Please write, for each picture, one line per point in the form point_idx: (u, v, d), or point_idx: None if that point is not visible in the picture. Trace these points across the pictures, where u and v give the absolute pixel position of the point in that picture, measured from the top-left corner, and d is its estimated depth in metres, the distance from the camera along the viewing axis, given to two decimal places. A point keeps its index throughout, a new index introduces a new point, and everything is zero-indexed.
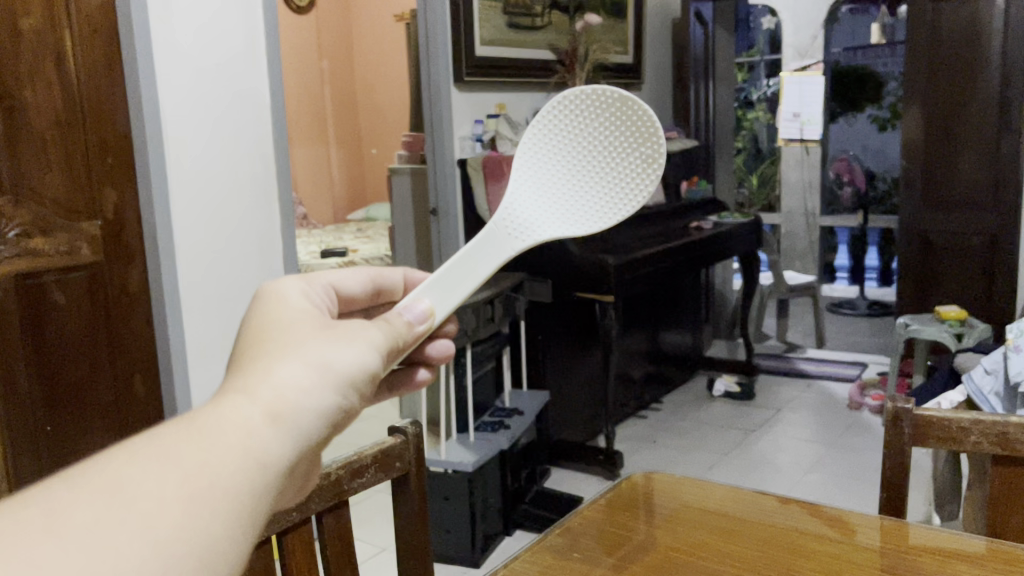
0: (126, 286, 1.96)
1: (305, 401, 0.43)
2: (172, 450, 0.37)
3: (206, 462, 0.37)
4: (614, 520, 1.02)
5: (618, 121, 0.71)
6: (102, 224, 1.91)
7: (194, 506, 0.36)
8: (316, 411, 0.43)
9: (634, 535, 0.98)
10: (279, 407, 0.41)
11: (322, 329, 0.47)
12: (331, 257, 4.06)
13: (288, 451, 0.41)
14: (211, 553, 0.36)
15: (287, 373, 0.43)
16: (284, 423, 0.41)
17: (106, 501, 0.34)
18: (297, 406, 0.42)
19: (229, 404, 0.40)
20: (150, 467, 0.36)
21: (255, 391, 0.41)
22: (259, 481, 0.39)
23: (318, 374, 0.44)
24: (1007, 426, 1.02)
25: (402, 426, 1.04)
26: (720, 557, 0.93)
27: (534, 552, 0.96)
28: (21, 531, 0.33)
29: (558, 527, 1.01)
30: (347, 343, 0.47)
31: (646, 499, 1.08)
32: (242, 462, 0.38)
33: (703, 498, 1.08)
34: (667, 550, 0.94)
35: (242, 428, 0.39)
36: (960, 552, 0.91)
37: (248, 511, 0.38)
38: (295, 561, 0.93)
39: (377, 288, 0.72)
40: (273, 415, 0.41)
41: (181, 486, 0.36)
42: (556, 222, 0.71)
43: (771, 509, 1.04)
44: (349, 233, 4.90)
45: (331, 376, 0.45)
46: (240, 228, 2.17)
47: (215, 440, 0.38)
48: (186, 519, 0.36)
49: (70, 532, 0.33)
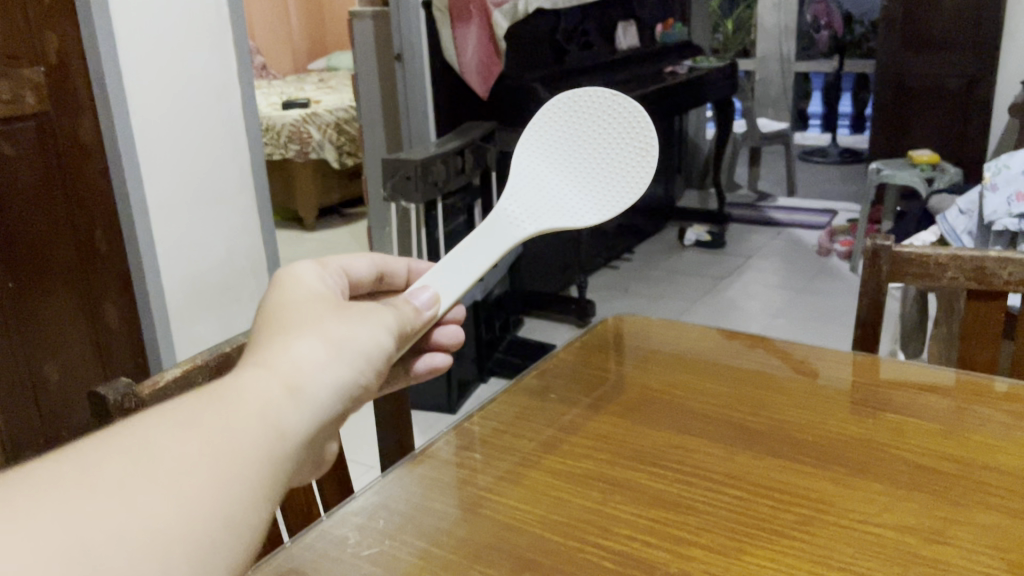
0: (77, 137, 1.87)
1: (323, 375, 0.45)
2: (200, 414, 0.39)
3: (229, 425, 0.39)
4: (588, 361, 1.03)
5: (610, 118, 0.74)
6: (46, 70, 1.81)
7: (219, 470, 0.37)
8: (334, 385, 0.45)
9: (608, 376, 0.98)
10: (297, 378, 0.43)
11: (334, 309, 0.49)
12: (294, 109, 3.93)
13: (306, 422, 0.43)
14: (235, 513, 0.37)
15: (304, 348, 0.45)
16: (301, 396, 0.43)
17: (137, 463, 0.36)
18: (315, 378, 0.44)
19: (248, 379, 0.42)
20: (179, 431, 0.38)
21: (274, 363, 0.44)
22: (279, 448, 0.40)
23: (334, 349, 0.46)
24: (985, 260, 1.01)
25: None
26: (694, 394, 0.93)
27: (509, 394, 0.96)
28: (57, 479, 0.34)
29: (534, 369, 1.01)
30: (360, 322, 0.49)
31: (618, 340, 1.08)
32: (262, 427, 0.40)
33: (676, 339, 1.08)
34: (641, 390, 0.95)
35: (263, 398, 0.41)
36: (931, 387, 0.92)
37: (268, 476, 0.39)
38: None
39: (383, 274, 0.70)
40: (290, 388, 0.43)
41: (205, 449, 0.38)
42: (557, 216, 0.73)
43: (745, 349, 1.04)
44: (310, 84, 4.73)
45: (347, 353, 0.47)
46: (198, 79, 2.04)
47: (237, 408, 0.40)
48: (209, 480, 0.37)
49: (103, 488, 0.34)
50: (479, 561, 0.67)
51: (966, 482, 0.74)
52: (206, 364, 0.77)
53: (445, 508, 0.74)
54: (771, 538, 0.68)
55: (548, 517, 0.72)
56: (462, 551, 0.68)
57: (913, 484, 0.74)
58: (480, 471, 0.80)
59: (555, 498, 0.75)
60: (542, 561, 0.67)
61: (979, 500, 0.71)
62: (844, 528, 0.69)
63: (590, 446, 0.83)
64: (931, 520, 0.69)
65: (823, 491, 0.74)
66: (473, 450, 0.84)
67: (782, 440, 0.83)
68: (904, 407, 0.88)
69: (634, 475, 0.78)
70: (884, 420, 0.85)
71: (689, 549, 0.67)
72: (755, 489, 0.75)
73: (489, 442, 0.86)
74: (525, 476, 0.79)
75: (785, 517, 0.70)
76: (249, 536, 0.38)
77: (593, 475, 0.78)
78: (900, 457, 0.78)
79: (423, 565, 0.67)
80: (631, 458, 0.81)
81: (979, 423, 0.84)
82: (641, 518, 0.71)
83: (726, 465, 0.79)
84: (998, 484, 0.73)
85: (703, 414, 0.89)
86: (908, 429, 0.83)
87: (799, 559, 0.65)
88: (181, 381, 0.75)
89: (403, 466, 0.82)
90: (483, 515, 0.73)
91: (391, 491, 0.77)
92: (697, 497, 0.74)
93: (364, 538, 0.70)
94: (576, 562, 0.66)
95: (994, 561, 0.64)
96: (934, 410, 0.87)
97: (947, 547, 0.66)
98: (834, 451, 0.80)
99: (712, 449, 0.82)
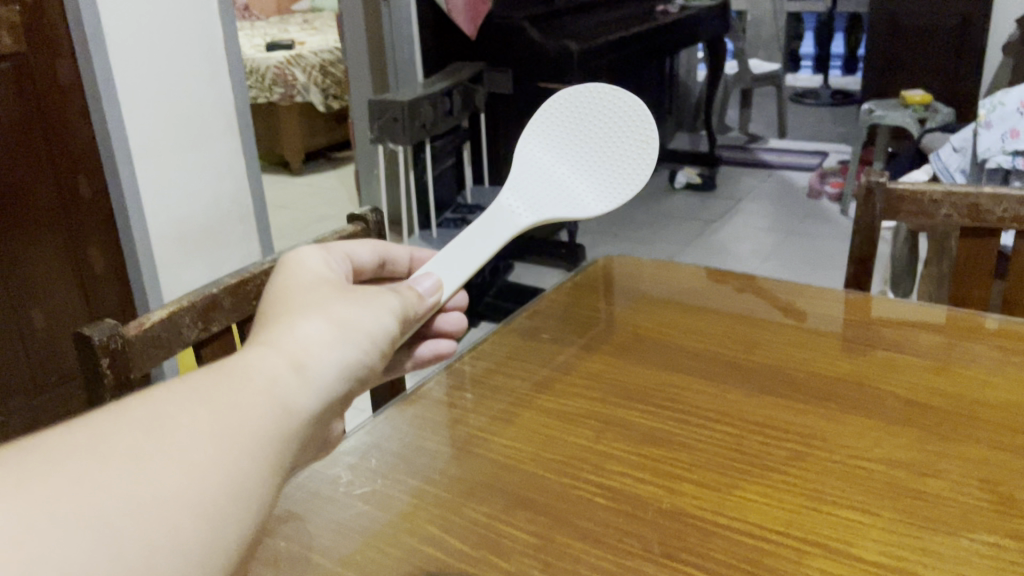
0: (57, 79, 1.83)
1: (328, 356, 0.43)
2: (208, 388, 0.36)
3: (239, 398, 0.37)
4: (579, 302, 1.02)
5: (611, 113, 0.74)
6: (21, 11, 1.76)
7: (230, 439, 0.35)
8: (339, 366, 0.43)
9: (599, 317, 0.98)
10: (302, 359, 0.41)
11: (337, 294, 0.48)
12: (278, 50, 3.86)
13: (314, 401, 0.40)
14: (245, 488, 0.34)
15: (308, 329, 0.43)
16: (307, 374, 0.41)
17: (146, 427, 0.33)
18: (320, 360, 0.42)
19: (255, 356, 0.40)
20: (187, 402, 0.35)
21: (279, 343, 0.42)
22: (287, 423, 0.38)
23: (338, 332, 0.44)
24: (979, 197, 1.01)
25: (362, 214, 0.96)
26: (687, 333, 0.93)
27: (501, 335, 0.95)
28: (61, 445, 0.31)
29: (526, 310, 1.00)
30: (363, 307, 0.47)
31: (609, 281, 1.07)
32: (271, 403, 0.38)
33: (667, 279, 1.07)
34: (633, 330, 0.94)
35: (270, 376, 0.39)
36: (923, 324, 0.92)
37: (279, 449, 0.37)
38: None
39: (384, 260, 0.67)
40: (298, 366, 0.41)
41: (216, 419, 0.35)
42: (558, 208, 0.72)
43: (736, 289, 1.04)
44: (294, 25, 4.63)
45: (352, 335, 0.45)
46: (178, 20, 1.95)
47: (246, 382, 0.38)
48: (222, 448, 0.34)
49: (109, 453, 0.31)
50: (471, 498, 0.67)
51: (956, 416, 0.74)
52: (192, 307, 0.76)
53: (437, 448, 0.74)
54: (764, 474, 0.68)
55: (540, 455, 0.72)
56: (454, 488, 0.68)
57: (905, 420, 0.74)
58: (471, 411, 0.80)
59: (547, 437, 0.75)
60: (534, 497, 0.67)
61: (969, 434, 0.72)
62: (836, 463, 0.69)
63: (582, 386, 0.83)
64: (922, 454, 0.69)
65: (816, 428, 0.74)
66: (465, 390, 0.84)
67: (775, 378, 0.83)
68: (895, 344, 0.88)
69: (627, 413, 0.78)
70: (876, 357, 0.86)
71: (682, 485, 0.67)
72: (748, 425, 0.75)
73: (481, 382, 0.85)
74: (517, 416, 0.79)
75: (774, 451, 0.71)
76: (262, 508, 0.35)
77: (585, 414, 0.78)
78: (892, 392, 0.79)
79: (416, 503, 0.67)
80: (622, 397, 0.81)
81: (970, 359, 0.84)
82: (634, 455, 0.72)
83: (718, 403, 0.79)
84: (988, 419, 0.74)
85: (695, 352, 0.89)
86: (900, 366, 0.83)
87: (792, 494, 0.66)
88: (168, 323, 0.74)
89: (394, 406, 0.81)
90: (476, 454, 0.73)
91: (383, 431, 0.77)
92: (689, 434, 0.74)
93: (356, 478, 0.70)
94: (568, 498, 0.67)
95: (984, 492, 0.64)
96: (925, 347, 0.87)
97: (937, 481, 0.66)
98: (827, 387, 0.80)
99: (703, 387, 0.82)
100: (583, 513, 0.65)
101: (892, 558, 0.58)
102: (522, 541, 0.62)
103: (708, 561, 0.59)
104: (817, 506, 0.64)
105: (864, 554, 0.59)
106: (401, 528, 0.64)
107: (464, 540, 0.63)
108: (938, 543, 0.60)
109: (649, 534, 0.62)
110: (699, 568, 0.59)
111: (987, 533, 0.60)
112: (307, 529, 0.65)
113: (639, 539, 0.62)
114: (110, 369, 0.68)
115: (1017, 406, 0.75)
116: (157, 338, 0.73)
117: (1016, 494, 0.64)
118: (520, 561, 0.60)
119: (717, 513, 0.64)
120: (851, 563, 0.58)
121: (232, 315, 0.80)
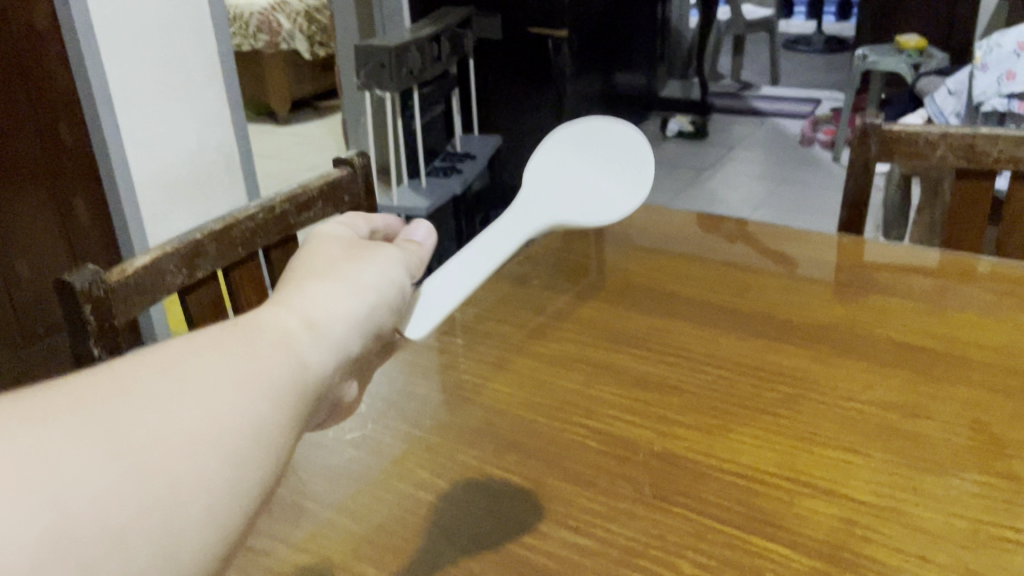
0: (32, 25, 1.79)
1: (343, 312, 0.39)
2: (220, 341, 0.33)
3: (254, 350, 0.34)
4: (570, 248, 1.01)
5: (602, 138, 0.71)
6: None
7: (245, 390, 0.32)
8: (354, 323, 0.40)
9: (592, 262, 0.97)
10: (316, 314, 0.38)
11: (346, 256, 0.44)
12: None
13: (330, 358, 0.37)
14: (264, 442, 0.31)
15: (322, 288, 0.40)
16: (321, 331, 0.38)
17: (158, 376, 0.30)
18: (335, 315, 0.39)
19: (266, 313, 0.37)
20: (197, 354, 0.32)
21: (292, 301, 0.38)
22: (305, 378, 0.35)
23: (352, 290, 0.41)
24: (975, 137, 1.00)
25: (347, 157, 0.94)
26: (679, 278, 0.92)
27: (492, 281, 0.94)
28: (66, 388, 0.28)
29: (516, 256, 0.99)
30: (374, 265, 0.44)
31: (601, 226, 1.06)
32: (286, 358, 0.35)
33: (659, 224, 1.06)
34: (625, 276, 0.93)
35: (284, 329, 0.36)
36: (917, 268, 0.91)
37: (297, 405, 0.34)
38: (246, 299, 0.84)
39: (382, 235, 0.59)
40: (311, 323, 0.38)
41: (228, 370, 0.32)
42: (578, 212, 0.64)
43: (730, 234, 1.03)
44: None
45: (365, 293, 0.41)
46: None
47: (260, 336, 0.35)
48: (238, 399, 0.31)
49: (118, 398, 0.28)
50: (462, 443, 0.67)
51: (950, 359, 0.74)
52: (176, 252, 0.75)
53: (428, 394, 0.74)
54: (756, 417, 0.68)
55: (531, 400, 0.72)
56: (444, 434, 0.68)
57: (899, 363, 0.74)
58: (462, 356, 0.79)
59: (539, 382, 0.74)
60: (525, 441, 0.67)
61: (962, 376, 0.71)
62: (829, 405, 0.69)
63: (575, 331, 0.83)
64: (915, 396, 0.69)
65: (809, 371, 0.73)
66: (456, 336, 0.83)
67: (768, 323, 0.82)
68: (889, 288, 0.87)
69: (619, 358, 0.77)
70: (870, 301, 0.85)
71: (674, 428, 0.67)
72: (740, 369, 0.74)
73: (471, 328, 0.84)
74: (508, 362, 0.78)
75: (767, 395, 0.70)
76: (277, 465, 0.32)
77: (577, 359, 0.78)
78: (885, 336, 0.78)
79: (407, 448, 0.66)
80: (615, 341, 0.80)
81: (964, 303, 0.83)
82: (626, 399, 0.71)
83: (711, 347, 0.78)
84: (982, 361, 0.73)
85: (687, 297, 0.88)
86: (894, 310, 0.83)
87: (784, 436, 0.65)
88: (151, 269, 0.73)
89: (384, 353, 0.80)
90: (466, 400, 0.72)
91: (373, 377, 0.76)
92: (681, 378, 0.74)
93: (346, 424, 0.70)
94: (560, 442, 0.66)
95: (976, 433, 0.64)
96: (920, 291, 0.86)
97: (930, 422, 0.66)
98: (820, 331, 0.80)
99: (696, 331, 0.81)
100: (574, 457, 0.64)
101: (883, 498, 0.58)
102: (514, 485, 0.62)
103: (700, 502, 0.59)
104: (809, 448, 0.64)
105: (856, 494, 0.59)
106: (391, 472, 0.64)
107: (455, 484, 0.62)
108: (929, 483, 0.60)
109: (641, 477, 0.62)
110: (691, 509, 0.58)
111: (978, 473, 0.60)
112: (297, 474, 0.64)
113: (630, 482, 0.61)
114: (92, 314, 0.67)
115: (1010, 348, 0.75)
116: (140, 284, 0.72)
117: (1007, 434, 0.64)
118: (511, 504, 0.60)
119: (709, 455, 0.64)
120: (842, 503, 0.58)
121: (217, 262, 0.79)
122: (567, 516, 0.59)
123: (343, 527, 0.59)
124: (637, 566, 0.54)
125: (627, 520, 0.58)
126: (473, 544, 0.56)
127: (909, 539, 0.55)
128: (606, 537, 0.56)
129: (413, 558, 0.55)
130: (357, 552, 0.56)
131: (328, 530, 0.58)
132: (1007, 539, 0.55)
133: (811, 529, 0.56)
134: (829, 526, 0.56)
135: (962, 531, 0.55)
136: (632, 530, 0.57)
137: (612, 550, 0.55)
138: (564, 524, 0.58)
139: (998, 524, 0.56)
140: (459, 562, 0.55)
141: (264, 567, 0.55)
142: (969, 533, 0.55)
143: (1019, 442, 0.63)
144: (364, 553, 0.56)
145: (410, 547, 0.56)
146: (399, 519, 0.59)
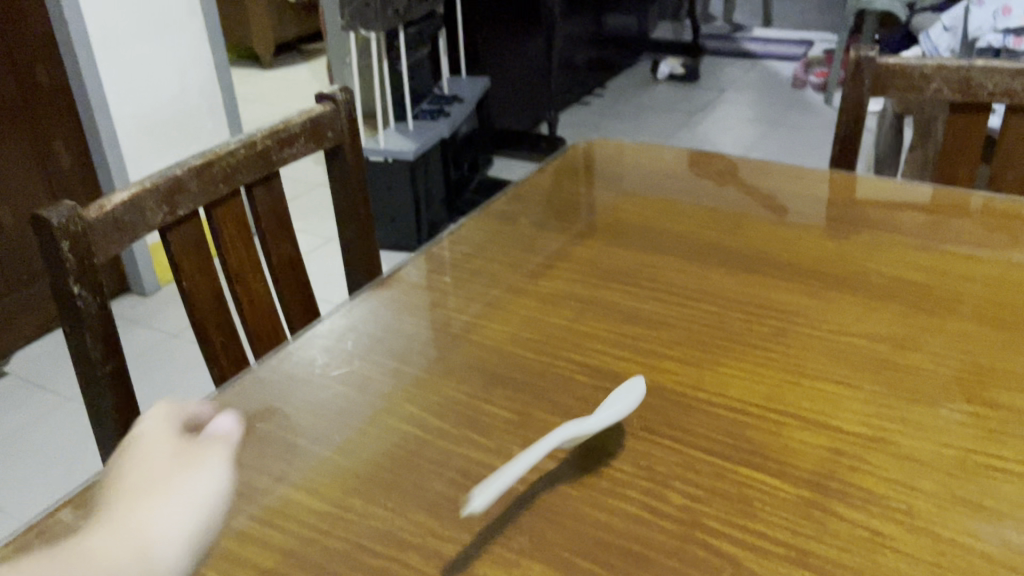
0: None
1: (167, 539, 0.43)
2: None
3: None
4: (560, 185, 1.00)
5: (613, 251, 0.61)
6: None
7: None
8: (180, 544, 0.43)
9: (581, 200, 0.96)
10: (140, 549, 0.41)
11: (175, 466, 0.48)
12: None
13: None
14: None
15: (146, 515, 0.43)
16: (141, 563, 0.40)
17: None
18: (155, 544, 0.42)
19: (88, 552, 0.39)
20: None
21: (111, 538, 0.41)
22: None
23: (176, 509, 0.44)
24: (971, 70, 0.98)
25: (330, 93, 0.92)
26: (669, 215, 0.91)
27: (479, 219, 0.93)
28: None
29: (505, 194, 0.98)
30: (204, 473, 0.48)
31: (590, 164, 1.05)
32: None
33: (649, 161, 1.05)
34: (614, 214, 0.92)
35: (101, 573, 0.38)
36: (909, 203, 0.90)
37: None
38: (229, 237, 0.83)
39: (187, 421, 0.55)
40: (132, 562, 0.40)
41: None
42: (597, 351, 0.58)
43: (720, 171, 1.01)
44: None
45: (190, 508, 0.45)
46: None
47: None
48: None
49: None
50: (450, 378, 0.66)
51: (941, 292, 0.73)
52: (155, 189, 0.73)
53: (415, 330, 0.73)
54: (745, 351, 0.67)
55: (519, 336, 0.71)
56: (432, 369, 0.67)
57: (889, 296, 0.73)
58: (449, 293, 0.79)
59: (526, 318, 0.74)
60: (514, 376, 0.66)
61: (952, 308, 0.71)
62: (819, 339, 0.68)
63: (564, 268, 0.82)
64: (904, 329, 0.69)
65: (798, 305, 0.73)
66: (443, 274, 0.82)
67: (758, 258, 0.81)
68: (881, 223, 0.86)
69: (607, 294, 0.77)
70: (861, 236, 0.84)
71: (663, 363, 0.67)
72: (729, 304, 0.74)
73: (458, 266, 0.83)
74: (495, 299, 0.77)
75: (757, 329, 0.70)
76: None
77: (565, 295, 0.77)
78: (875, 270, 0.78)
79: (394, 384, 0.66)
80: (604, 278, 0.79)
81: (956, 237, 0.82)
82: (615, 335, 0.71)
83: (699, 283, 0.78)
84: (972, 294, 0.73)
85: (677, 234, 0.87)
86: (885, 244, 0.82)
87: (773, 369, 0.65)
88: (131, 205, 0.71)
89: (371, 290, 0.79)
90: (454, 336, 0.72)
91: (359, 315, 0.75)
92: (670, 313, 0.73)
93: (332, 360, 0.69)
94: (548, 377, 0.66)
95: (964, 364, 0.64)
96: (911, 226, 0.85)
97: (919, 354, 0.66)
98: (810, 266, 0.79)
99: (685, 268, 0.80)
100: (563, 391, 0.64)
101: (871, 428, 0.58)
102: (502, 419, 0.61)
103: (690, 435, 0.59)
104: (799, 381, 0.63)
105: (844, 425, 0.59)
106: (378, 407, 0.63)
107: (443, 418, 0.62)
108: (918, 413, 0.59)
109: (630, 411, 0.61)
110: (681, 441, 0.58)
111: (967, 403, 0.60)
112: (283, 410, 0.63)
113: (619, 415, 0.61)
114: (71, 252, 0.66)
115: (1000, 280, 0.75)
116: (119, 222, 0.70)
117: (996, 365, 0.64)
118: (500, 437, 0.59)
119: (698, 389, 0.63)
120: (831, 434, 0.58)
121: (198, 199, 0.78)
122: (556, 449, 0.58)
123: (331, 461, 0.58)
124: (626, 497, 0.54)
125: (616, 453, 0.58)
126: (461, 475, 0.56)
127: (897, 467, 0.55)
128: (595, 470, 0.56)
129: (401, 491, 0.55)
130: (344, 486, 0.56)
131: (316, 464, 0.58)
132: (994, 467, 0.55)
133: (800, 460, 0.56)
134: (817, 457, 0.56)
135: (950, 460, 0.55)
136: (621, 463, 0.57)
137: (600, 482, 0.55)
138: (553, 458, 0.57)
139: (986, 453, 0.56)
140: (447, 495, 0.55)
141: (251, 500, 0.55)
142: (957, 462, 0.55)
143: (1008, 372, 0.63)
144: (351, 486, 0.56)
145: (398, 481, 0.56)
146: (387, 453, 0.59)
